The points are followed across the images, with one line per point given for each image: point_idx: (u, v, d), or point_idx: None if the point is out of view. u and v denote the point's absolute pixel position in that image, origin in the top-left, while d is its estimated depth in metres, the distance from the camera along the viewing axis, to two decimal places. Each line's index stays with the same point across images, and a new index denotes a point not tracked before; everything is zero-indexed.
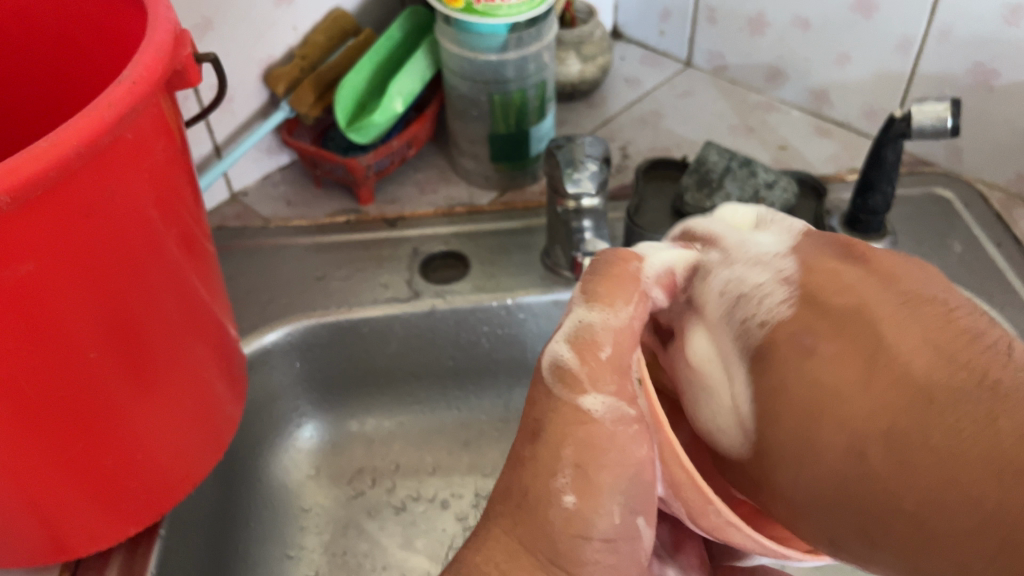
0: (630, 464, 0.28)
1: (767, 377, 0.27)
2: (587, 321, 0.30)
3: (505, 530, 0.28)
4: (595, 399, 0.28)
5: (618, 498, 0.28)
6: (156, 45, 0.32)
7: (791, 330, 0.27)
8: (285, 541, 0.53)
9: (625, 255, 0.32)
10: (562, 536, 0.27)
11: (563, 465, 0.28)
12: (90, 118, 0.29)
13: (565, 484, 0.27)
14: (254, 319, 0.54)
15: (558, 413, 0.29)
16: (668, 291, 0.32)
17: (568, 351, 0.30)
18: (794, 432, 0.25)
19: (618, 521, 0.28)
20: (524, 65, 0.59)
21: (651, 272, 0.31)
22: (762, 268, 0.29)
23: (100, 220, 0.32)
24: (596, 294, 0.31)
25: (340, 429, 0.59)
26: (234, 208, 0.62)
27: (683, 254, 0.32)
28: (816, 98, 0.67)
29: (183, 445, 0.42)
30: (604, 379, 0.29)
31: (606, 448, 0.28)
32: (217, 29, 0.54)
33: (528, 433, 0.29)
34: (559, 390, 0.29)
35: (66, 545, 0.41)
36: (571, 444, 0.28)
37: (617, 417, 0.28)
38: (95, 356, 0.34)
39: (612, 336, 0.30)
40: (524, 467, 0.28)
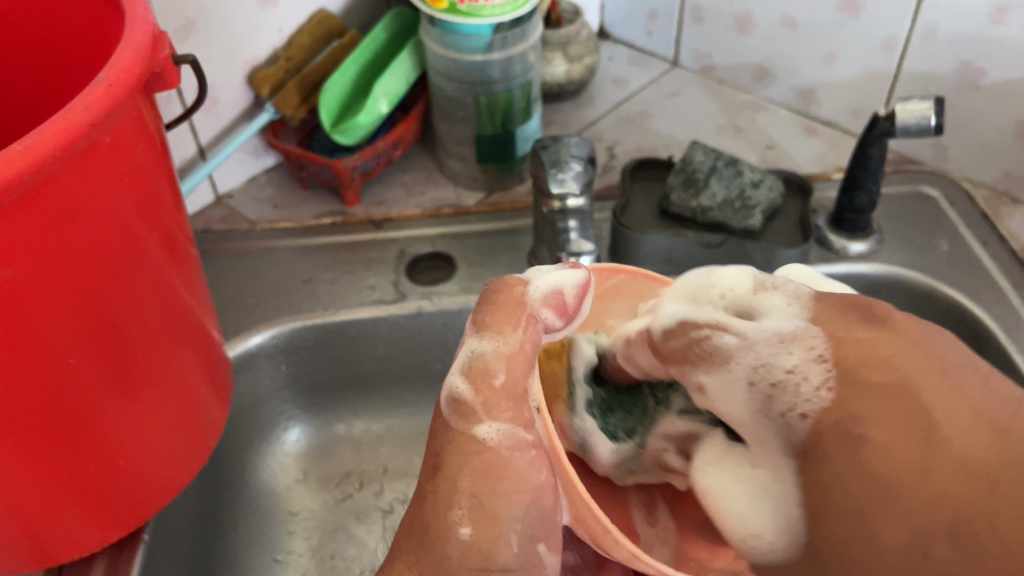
0: (525, 490, 0.31)
1: (823, 473, 0.27)
2: (478, 351, 0.34)
3: (408, 567, 0.32)
4: (490, 428, 0.32)
5: (515, 525, 0.31)
6: (134, 46, 0.32)
7: (834, 424, 0.27)
8: (272, 546, 0.53)
9: (509, 282, 0.36)
10: (461, 569, 0.31)
11: (459, 497, 0.31)
12: (66, 121, 0.29)
13: (462, 516, 0.31)
14: (240, 323, 0.54)
15: (456, 444, 0.32)
16: (558, 313, 0.36)
17: (463, 383, 0.33)
18: (853, 537, 0.26)
19: (517, 548, 0.31)
20: (509, 66, 0.59)
21: (537, 296, 0.35)
22: (789, 351, 0.30)
23: (79, 224, 0.31)
24: (485, 324, 0.34)
25: (328, 433, 0.59)
26: (219, 210, 0.61)
27: (569, 278, 0.36)
28: (803, 98, 0.67)
29: (166, 449, 0.42)
30: (500, 407, 0.32)
31: (502, 474, 0.31)
32: (200, 30, 0.54)
33: (431, 468, 0.32)
34: (455, 422, 0.32)
35: (48, 551, 0.40)
36: (467, 474, 0.31)
37: (512, 443, 0.31)
38: (75, 360, 0.34)
39: (502, 364, 0.33)
40: (428, 502, 0.32)
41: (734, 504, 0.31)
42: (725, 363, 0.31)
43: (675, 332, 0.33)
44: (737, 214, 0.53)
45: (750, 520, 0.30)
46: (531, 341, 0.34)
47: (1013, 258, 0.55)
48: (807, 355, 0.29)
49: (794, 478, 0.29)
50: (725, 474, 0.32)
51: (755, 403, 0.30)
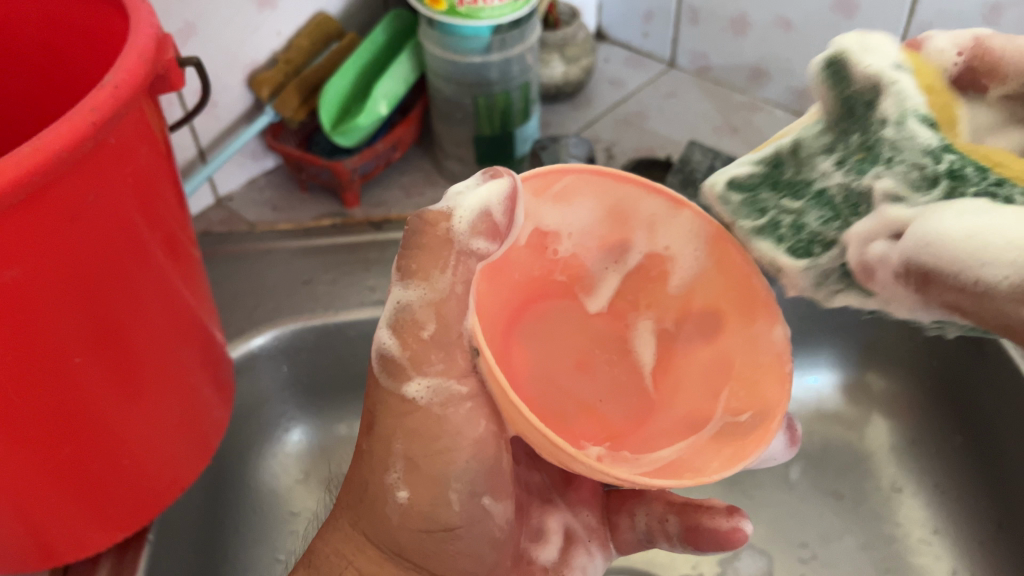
0: (460, 446, 0.34)
1: None
2: (405, 301, 0.34)
3: (351, 524, 0.37)
4: (419, 386, 0.34)
5: (454, 486, 0.35)
6: (139, 48, 0.32)
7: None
8: (274, 546, 0.53)
9: (432, 218, 0.34)
10: (403, 529, 0.35)
11: (395, 460, 0.35)
12: (73, 124, 0.29)
13: (397, 479, 0.35)
14: (242, 324, 0.55)
15: (388, 402, 0.35)
16: (490, 236, 0.34)
17: (391, 338, 0.35)
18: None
19: (459, 506, 0.35)
20: (508, 67, 0.60)
21: (463, 226, 0.34)
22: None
23: (85, 223, 0.32)
24: (410, 270, 0.34)
25: (329, 433, 0.59)
26: (219, 213, 0.62)
27: (493, 192, 0.34)
28: (799, 98, 0.68)
29: (171, 450, 0.42)
30: (430, 360, 0.34)
31: (439, 428, 0.34)
32: (200, 34, 0.54)
33: (365, 425, 0.36)
34: (386, 379, 0.35)
35: (53, 552, 0.41)
36: (400, 436, 0.35)
37: (445, 399, 0.34)
38: (80, 361, 0.34)
39: (429, 313, 0.34)
40: (366, 461, 0.36)
41: (1007, 233, 0.23)
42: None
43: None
44: None
45: None
46: (461, 283, 0.34)
47: None
48: None
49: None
50: (977, 214, 0.24)
51: None
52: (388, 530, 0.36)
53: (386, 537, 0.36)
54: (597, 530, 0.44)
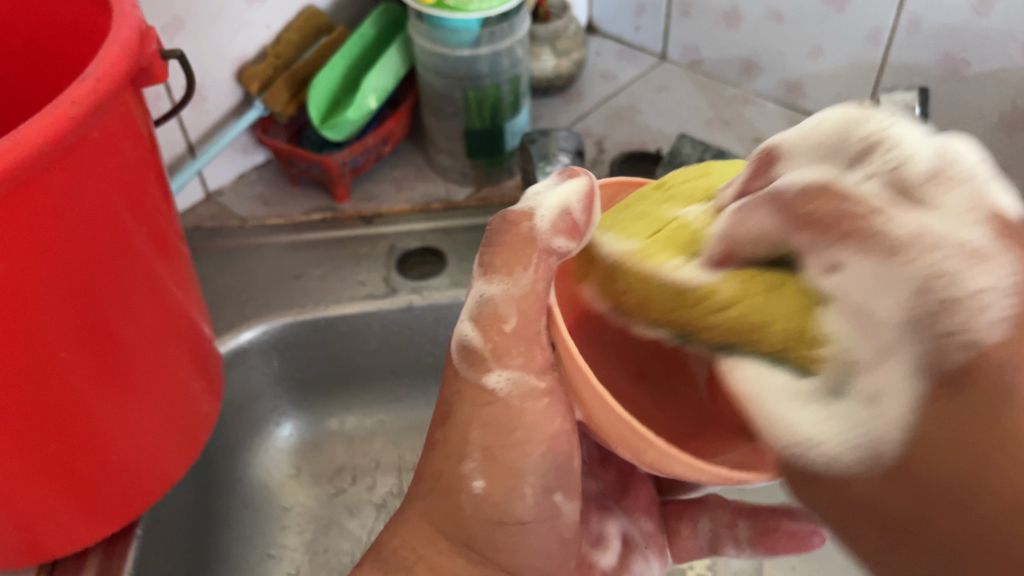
0: (536, 440, 0.33)
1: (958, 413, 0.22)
2: (488, 294, 0.33)
3: (420, 517, 0.34)
4: (498, 377, 0.33)
5: (528, 478, 0.32)
6: (121, 41, 0.32)
7: (996, 366, 0.21)
8: (265, 541, 0.53)
9: (515, 216, 0.34)
10: (475, 521, 0.33)
11: (472, 450, 0.33)
12: (54, 116, 0.29)
13: (473, 469, 0.32)
14: (232, 318, 0.54)
15: (464, 392, 0.33)
16: (569, 235, 0.33)
17: (473, 329, 0.33)
18: (982, 427, 0.21)
19: (533, 501, 0.33)
20: (497, 60, 0.60)
21: (544, 224, 0.33)
22: (982, 271, 0.22)
23: (69, 218, 0.31)
24: (493, 265, 0.33)
25: (320, 428, 0.59)
26: (209, 207, 0.61)
27: (572, 192, 0.34)
28: (790, 91, 0.68)
29: (159, 444, 0.42)
30: (511, 352, 0.33)
31: (514, 420, 0.32)
32: (188, 28, 0.54)
33: (441, 417, 0.34)
34: (466, 370, 0.33)
35: (41, 547, 0.40)
36: (478, 426, 0.33)
37: (524, 392, 0.33)
38: (66, 356, 0.34)
39: (513, 308, 0.33)
40: (439, 449, 0.33)
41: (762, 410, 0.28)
42: (889, 255, 0.24)
43: (816, 195, 0.26)
44: None
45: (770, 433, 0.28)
46: (543, 281, 0.33)
47: None
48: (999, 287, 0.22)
49: (904, 400, 0.23)
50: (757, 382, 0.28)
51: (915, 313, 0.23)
52: (459, 522, 0.33)
53: (456, 525, 0.33)
54: (654, 535, 0.44)
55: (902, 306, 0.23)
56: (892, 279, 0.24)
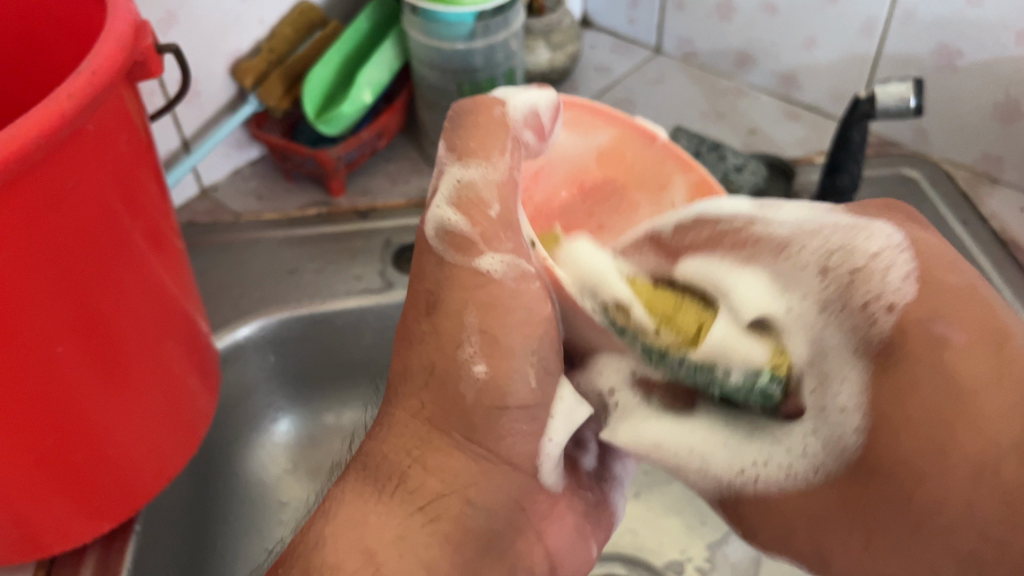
0: (535, 321, 0.31)
1: (900, 373, 0.22)
2: (466, 179, 0.32)
3: (412, 415, 0.32)
4: (493, 260, 0.31)
5: (529, 357, 0.31)
6: (116, 35, 0.32)
7: (920, 323, 0.23)
8: (263, 536, 0.53)
9: (486, 103, 0.34)
10: (477, 408, 0.31)
11: (469, 334, 0.30)
12: (50, 109, 0.29)
13: (474, 353, 0.30)
14: (227, 314, 0.54)
15: (455, 279, 0.31)
16: (535, 132, 0.35)
17: (454, 212, 0.31)
18: (944, 394, 0.22)
19: (534, 383, 0.31)
20: (491, 53, 0.60)
21: (517, 116, 0.34)
22: (867, 235, 0.25)
23: (64, 211, 0.31)
24: (468, 150, 0.32)
25: (317, 423, 0.58)
26: (204, 203, 0.61)
27: (544, 98, 0.35)
28: (785, 82, 0.68)
29: (156, 438, 0.42)
30: (500, 238, 0.31)
31: (510, 307, 0.30)
32: (181, 22, 0.54)
33: (425, 307, 0.32)
34: (451, 256, 0.31)
35: (38, 543, 0.40)
36: (473, 309, 0.30)
37: (518, 275, 0.31)
38: (63, 350, 0.34)
39: (495, 193, 0.32)
40: (427, 343, 0.31)
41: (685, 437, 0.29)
42: (778, 253, 0.27)
43: (692, 227, 0.30)
44: None
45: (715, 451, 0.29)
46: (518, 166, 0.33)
47: (992, 237, 0.56)
48: (887, 238, 0.25)
49: (856, 389, 0.24)
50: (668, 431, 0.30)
51: (829, 292, 0.25)
52: (460, 414, 0.31)
53: (456, 419, 0.31)
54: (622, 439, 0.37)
55: (806, 294, 0.26)
56: (794, 276, 0.27)
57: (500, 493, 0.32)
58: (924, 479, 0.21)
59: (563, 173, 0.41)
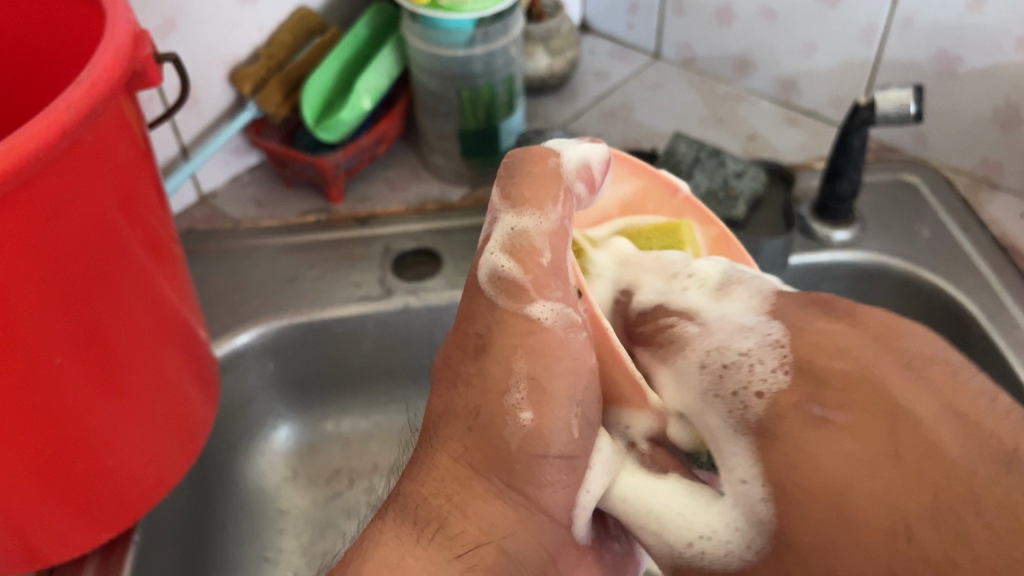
0: (581, 371, 0.30)
1: (787, 453, 0.26)
2: (520, 227, 0.32)
3: (454, 458, 0.30)
4: (543, 307, 0.30)
5: (574, 408, 0.29)
6: (115, 45, 0.32)
7: (797, 407, 0.26)
8: (263, 544, 0.53)
9: (541, 154, 0.34)
10: (521, 455, 0.29)
11: (516, 380, 0.29)
12: (49, 120, 0.29)
13: (520, 400, 0.29)
14: (226, 321, 0.54)
15: (506, 324, 0.30)
16: (587, 186, 0.35)
17: (507, 260, 0.31)
18: (833, 471, 0.24)
19: (578, 434, 0.29)
20: (491, 60, 0.60)
21: (570, 168, 0.34)
22: (745, 336, 0.29)
23: (64, 222, 0.31)
24: (523, 199, 0.32)
25: (316, 430, 0.58)
26: (202, 210, 0.61)
27: (596, 152, 0.35)
28: (784, 88, 0.68)
29: (156, 448, 0.42)
30: (550, 286, 0.31)
31: (559, 355, 0.29)
32: (180, 29, 0.53)
33: (472, 351, 0.31)
34: (503, 302, 0.30)
35: (37, 554, 0.40)
36: (522, 356, 0.29)
37: (567, 324, 0.30)
38: (61, 361, 0.33)
39: (548, 241, 0.32)
40: (475, 385, 0.30)
41: (654, 500, 0.30)
42: (678, 350, 0.31)
43: (651, 316, 0.33)
44: (720, 204, 0.56)
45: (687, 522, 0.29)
46: (569, 217, 0.33)
47: (992, 243, 0.56)
48: (762, 339, 0.28)
49: (750, 465, 0.27)
50: (650, 486, 0.30)
51: (706, 385, 0.29)
52: (503, 459, 0.29)
53: (498, 464, 0.29)
54: None
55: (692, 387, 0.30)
56: (683, 371, 0.30)
57: (534, 542, 0.29)
58: (834, 551, 0.24)
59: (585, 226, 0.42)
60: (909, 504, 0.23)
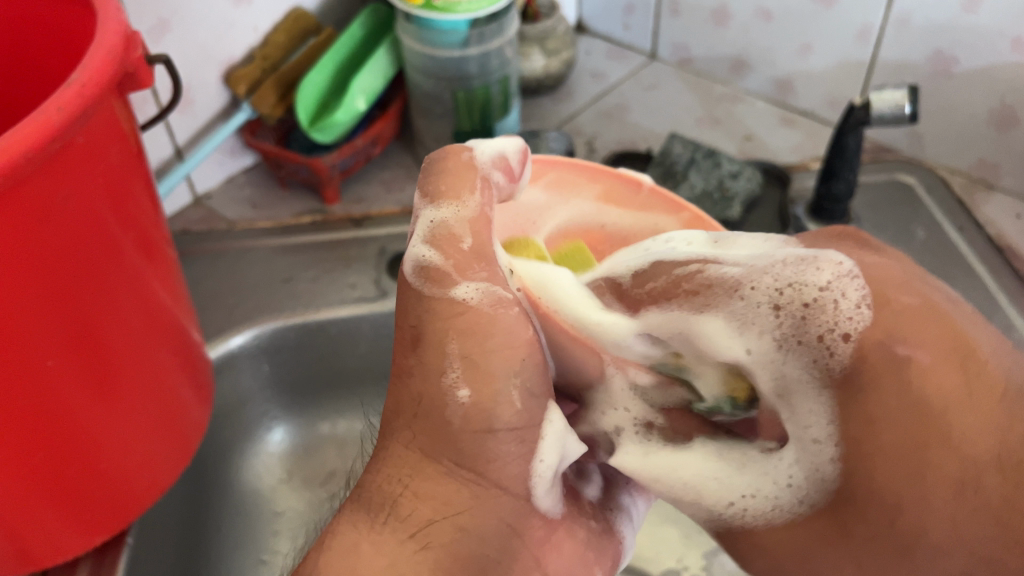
0: (517, 345, 0.30)
1: (866, 398, 0.25)
2: (439, 218, 0.32)
3: (404, 445, 0.30)
4: (468, 288, 0.30)
5: (512, 379, 0.29)
6: (106, 46, 0.32)
7: (879, 345, 0.25)
8: (258, 546, 0.53)
9: (451, 150, 0.34)
10: (462, 434, 0.29)
11: (450, 361, 0.29)
12: (39, 122, 0.29)
13: (457, 379, 0.29)
14: (221, 323, 0.54)
15: (433, 311, 0.30)
16: (506, 176, 0.34)
17: (428, 250, 0.31)
18: (912, 416, 0.24)
19: (520, 405, 0.29)
20: (486, 61, 0.59)
21: (485, 160, 0.33)
22: (816, 267, 0.28)
23: (55, 224, 0.31)
24: (439, 192, 0.32)
25: (311, 432, 0.58)
26: (197, 211, 0.61)
27: (510, 147, 0.35)
28: (781, 88, 0.67)
29: (149, 450, 0.41)
30: (472, 268, 0.31)
31: (491, 331, 0.30)
32: (174, 31, 0.53)
33: (409, 341, 0.31)
34: (427, 289, 0.30)
35: (32, 557, 0.40)
36: (455, 336, 0.29)
37: (494, 301, 0.30)
38: (53, 364, 0.33)
39: (468, 228, 0.32)
40: (416, 376, 0.30)
41: (681, 470, 0.31)
42: (731, 294, 0.29)
43: (649, 274, 0.31)
44: (715, 205, 0.56)
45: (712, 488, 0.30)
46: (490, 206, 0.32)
47: (988, 244, 0.56)
48: (838, 270, 0.27)
49: (825, 420, 0.26)
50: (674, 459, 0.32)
51: (787, 327, 0.27)
52: (449, 441, 0.29)
53: (445, 448, 0.29)
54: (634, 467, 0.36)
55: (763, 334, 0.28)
56: (750, 315, 0.28)
57: (491, 517, 0.29)
58: (900, 505, 0.24)
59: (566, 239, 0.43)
60: (984, 454, 0.23)
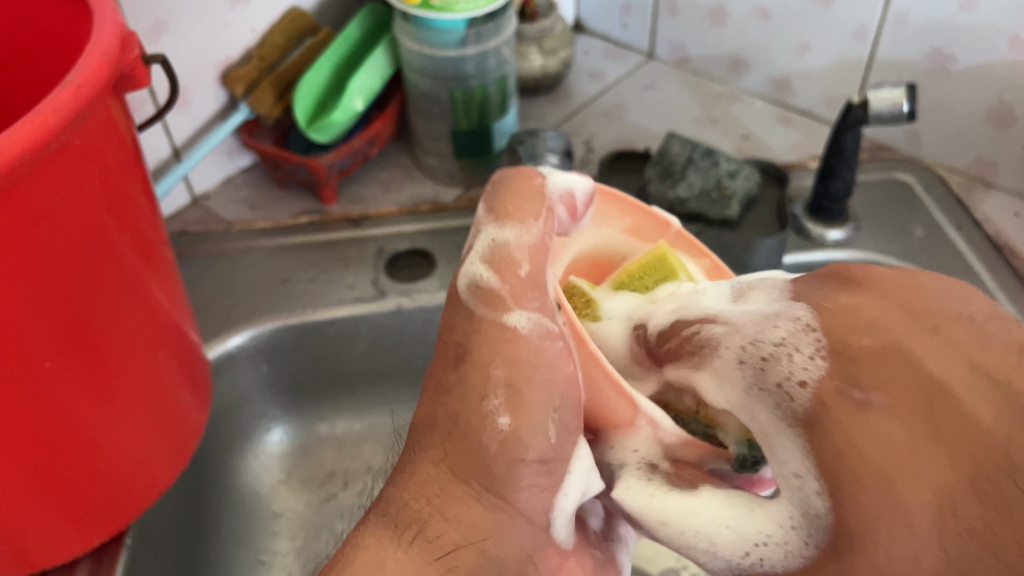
0: (560, 382, 0.29)
1: (832, 442, 0.24)
2: (501, 239, 0.32)
3: (434, 463, 0.29)
4: (521, 316, 0.30)
5: (551, 412, 0.29)
6: (102, 47, 0.32)
7: (839, 394, 0.24)
8: (257, 547, 0.53)
9: (526, 172, 0.34)
10: (498, 460, 0.28)
11: (494, 387, 0.29)
12: (36, 123, 0.29)
13: (497, 406, 0.28)
14: (219, 324, 0.54)
15: (484, 334, 0.30)
16: (568, 211, 0.35)
17: (485, 270, 0.31)
18: (878, 453, 0.23)
19: (554, 438, 0.29)
20: (484, 60, 0.59)
21: (553, 190, 0.34)
22: (775, 323, 0.27)
23: (51, 226, 0.31)
24: (504, 212, 0.33)
25: (309, 433, 0.58)
26: (195, 212, 0.61)
27: (579, 184, 0.36)
28: (778, 87, 0.67)
29: (148, 451, 0.41)
30: (527, 295, 0.31)
31: (535, 363, 0.29)
32: (171, 31, 0.53)
33: (453, 359, 0.30)
34: (482, 311, 0.31)
35: (31, 559, 0.40)
36: (500, 363, 0.29)
37: (543, 332, 0.29)
38: (51, 366, 0.33)
39: (527, 253, 0.32)
40: (454, 395, 0.29)
41: (682, 511, 0.29)
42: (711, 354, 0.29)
43: (669, 333, 0.32)
44: (714, 205, 0.55)
45: (721, 529, 0.28)
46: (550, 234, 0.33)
47: (986, 242, 0.56)
48: (794, 325, 0.26)
49: (803, 461, 0.25)
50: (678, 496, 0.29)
51: (749, 379, 0.27)
52: (481, 465, 0.28)
53: (474, 472, 0.28)
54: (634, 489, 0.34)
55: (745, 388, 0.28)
56: (725, 371, 0.28)
57: (513, 545, 0.28)
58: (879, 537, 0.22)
59: (585, 263, 0.41)
60: (950, 480, 0.21)
